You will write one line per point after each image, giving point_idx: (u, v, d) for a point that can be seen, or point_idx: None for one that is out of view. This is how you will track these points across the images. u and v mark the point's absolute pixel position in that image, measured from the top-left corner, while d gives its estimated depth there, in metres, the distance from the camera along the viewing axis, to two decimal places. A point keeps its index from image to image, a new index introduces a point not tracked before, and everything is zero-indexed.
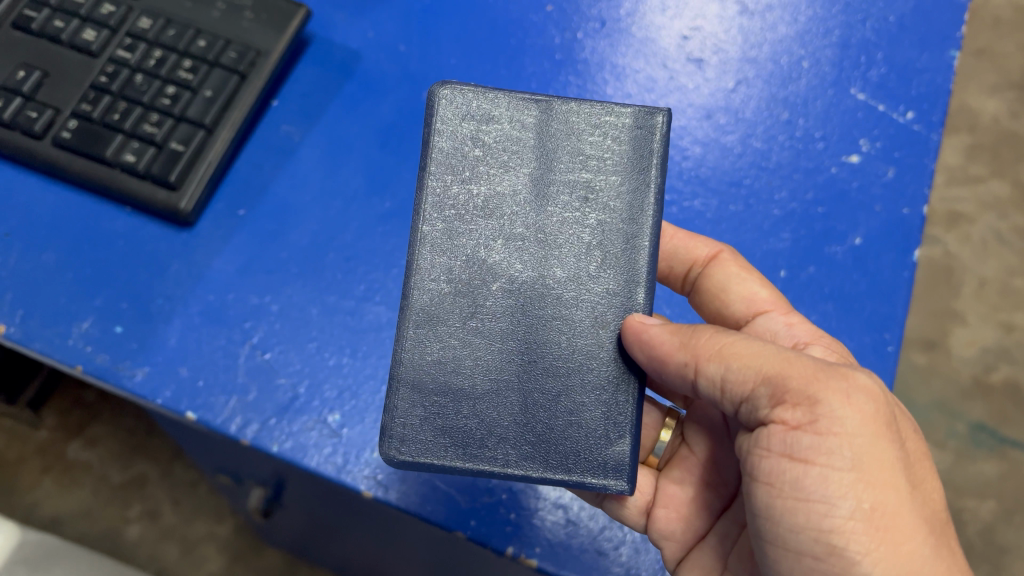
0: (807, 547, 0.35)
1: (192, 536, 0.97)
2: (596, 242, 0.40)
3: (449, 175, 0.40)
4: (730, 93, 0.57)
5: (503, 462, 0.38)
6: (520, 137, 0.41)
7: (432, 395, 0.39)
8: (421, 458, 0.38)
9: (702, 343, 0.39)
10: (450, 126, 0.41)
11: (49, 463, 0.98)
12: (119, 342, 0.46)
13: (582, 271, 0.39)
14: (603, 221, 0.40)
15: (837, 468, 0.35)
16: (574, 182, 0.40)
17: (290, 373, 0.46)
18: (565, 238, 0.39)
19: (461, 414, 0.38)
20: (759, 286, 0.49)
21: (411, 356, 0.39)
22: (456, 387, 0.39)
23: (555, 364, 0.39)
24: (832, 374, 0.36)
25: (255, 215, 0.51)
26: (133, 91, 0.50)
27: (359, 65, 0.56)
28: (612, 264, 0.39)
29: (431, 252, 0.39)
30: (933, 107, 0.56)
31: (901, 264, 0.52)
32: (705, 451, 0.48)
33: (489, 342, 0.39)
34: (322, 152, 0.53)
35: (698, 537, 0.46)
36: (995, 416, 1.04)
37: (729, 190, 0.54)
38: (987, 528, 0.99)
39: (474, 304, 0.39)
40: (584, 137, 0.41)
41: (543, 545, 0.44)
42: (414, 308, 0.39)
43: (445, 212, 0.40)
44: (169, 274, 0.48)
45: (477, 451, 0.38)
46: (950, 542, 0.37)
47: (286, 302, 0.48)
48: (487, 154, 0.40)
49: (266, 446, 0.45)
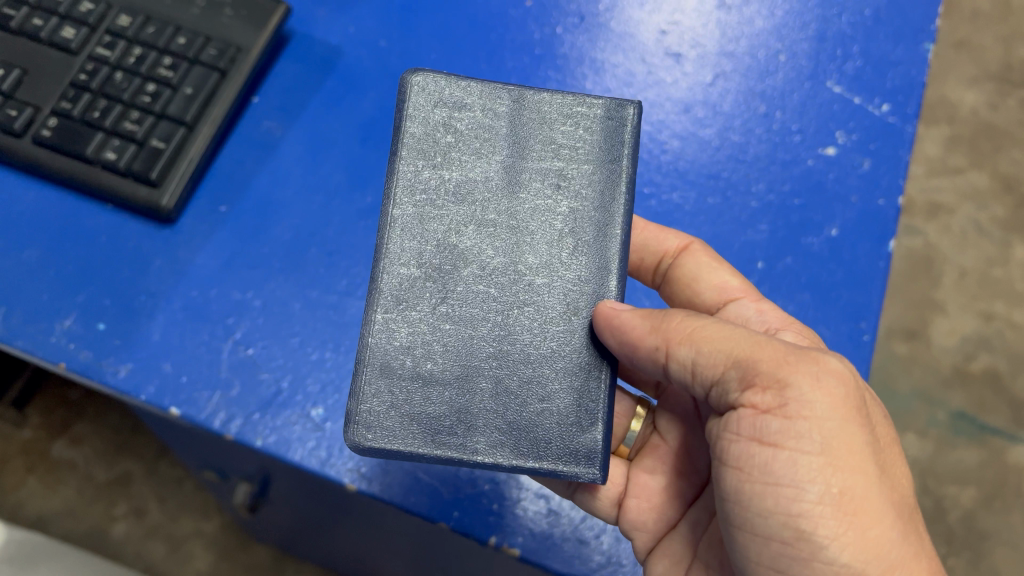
0: (776, 532, 0.36)
1: (178, 534, 0.97)
2: (568, 229, 0.40)
3: (420, 160, 0.41)
4: (708, 86, 0.57)
5: (473, 449, 0.38)
6: (491, 125, 0.41)
7: (400, 380, 0.39)
8: (389, 445, 0.38)
9: (673, 326, 0.40)
10: (421, 112, 0.41)
11: (34, 463, 0.98)
12: (103, 339, 0.46)
13: (554, 259, 0.40)
14: (575, 208, 0.40)
15: (806, 452, 0.36)
16: (546, 168, 0.41)
17: (272, 368, 0.47)
18: (536, 225, 0.40)
19: (429, 400, 0.38)
20: (730, 276, 0.50)
21: (379, 341, 0.39)
22: (425, 372, 0.39)
23: (526, 350, 0.39)
24: (802, 358, 0.37)
25: (236, 211, 0.51)
26: (114, 88, 0.50)
27: (339, 61, 0.56)
28: (584, 251, 0.40)
29: (401, 236, 0.40)
30: (908, 99, 0.57)
31: (876, 255, 0.52)
32: (676, 439, 0.49)
33: (460, 327, 0.39)
34: (302, 147, 0.53)
35: (669, 526, 0.47)
36: (975, 405, 1.05)
37: (707, 182, 0.54)
38: (967, 515, 1.00)
39: (444, 289, 0.40)
40: (556, 126, 0.42)
41: (525, 535, 0.45)
42: (384, 293, 0.39)
43: (416, 197, 0.40)
44: (151, 270, 0.49)
45: (446, 438, 0.38)
46: (917, 528, 0.38)
47: (268, 298, 0.48)
48: (459, 142, 0.41)
49: (249, 440, 0.45)
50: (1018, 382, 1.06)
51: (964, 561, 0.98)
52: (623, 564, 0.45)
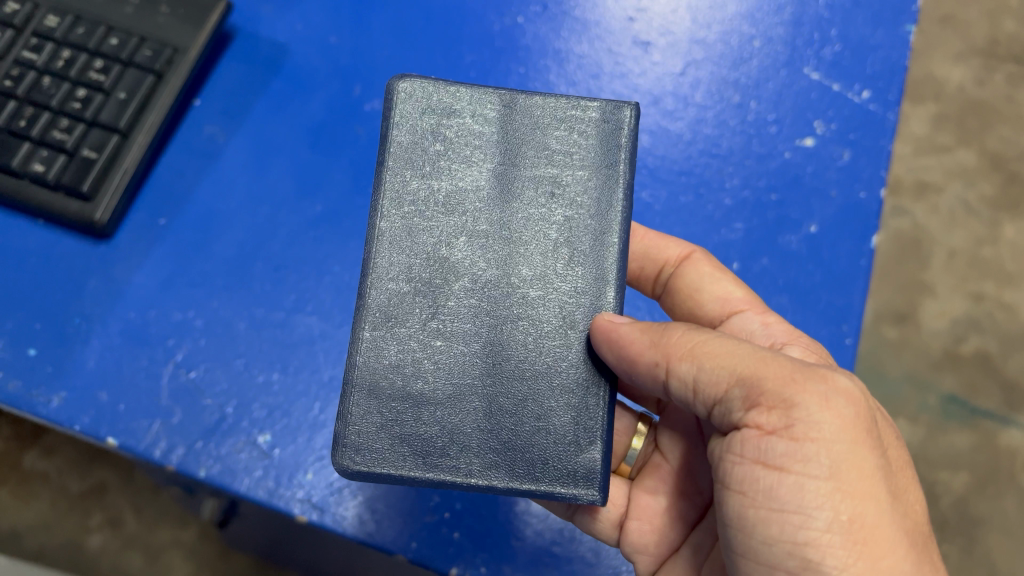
0: (780, 561, 0.33)
1: (155, 544, 0.87)
2: (564, 239, 0.37)
3: (408, 169, 0.37)
4: (679, 77, 0.54)
5: (466, 472, 0.34)
6: (482, 132, 0.38)
7: (389, 399, 0.35)
8: (377, 468, 0.34)
9: (674, 341, 0.36)
10: (409, 120, 0.38)
11: (4, 474, 0.86)
12: (34, 366, 0.43)
13: (549, 270, 0.36)
14: (570, 217, 0.37)
15: (814, 477, 0.32)
16: (541, 176, 0.37)
17: (216, 394, 0.44)
18: (531, 235, 0.37)
19: (420, 420, 0.35)
20: (733, 286, 0.47)
21: (367, 360, 0.35)
22: (414, 391, 0.35)
23: (521, 366, 0.35)
24: (812, 374, 0.34)
25: (176, 225, 0.48)
26: (41, 95, 0.47)
27: (286, 60, 0.53)
28: (580, 260, 0.36)
29: (389, 249, 0.36)
30: (890, 85, 0.54)
31: (858, 253, 0.49)
32: (679, 459, 0.44)
33: (453, 345, 0.36)
34: (247, 154, 0.50)
35: (672, 549, 0.42)
36: (966, 388, 0.99)
37: (679, 179, 0.51)
38: (959, 501, 0.95)
39: (435, 305, 0.36)
40: (549, 131, 0.38)
41: (487, 565, 0.42)
42: (371, 309, 0.36)
43: (404, 209, 0.37)
44: (86, 290, 0.45)
45: (438, 460, 0.35)
46: (932, 557, 0.34)
47: (211, 317, 0.45)
48: (449, 149, 0.38)
49: (192, 470, 0.42)
50: (1009, 363, 1.00)
51: (957, 548, 0.93)
52: None
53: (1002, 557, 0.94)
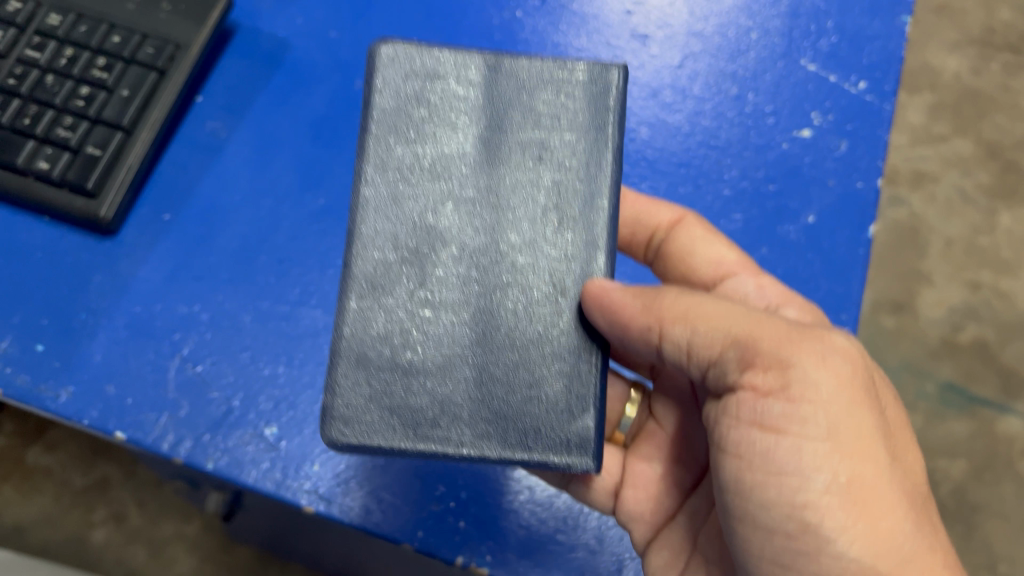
0: (779, 523, 0.33)
1: (157, 538, 0.87)
2: (552, 204, 0.37)
3: (393, 137, 0.38)
4: (676, 69, 0.55)
5: (458, 442, 0.35)
6: (466, 95, 0.38)
7: (377, 370, 0.36)
8: (368, 440, 0.35)
9: (667, 304, 0.37)
10: (392, 85, 0.38)
11: (7, 471, 0.87)
12: (41, 362, 0.44)
13: (537, 237, 0.37)
14: (558, 181, 0.37)
15: (811, 438, 0.33)
16: (528, 141, 0.37)
17: (222, 387, 0.44)
18: (519, 202, 0.37)
19: (408, 391, 0.35)
20: (727, 249, 0.47)
21: (355, 329, 0.36)
22: (403, 362, 0.36)
23: (511, 335, 0.36)
24: (805, 336, 0.35)
25: (180, 219, 0.48)
26: (45, 93, 0.47)
27: (287, 55, 0.53)
28: (569, 225, 0.37)
29: (375, 217, 0.37)
30: (886, 75, 0.55)
31: (856, 242, 0.50)
32: (674, 424, 0.46)
33: (442, 314, 0.36)
34: (249, 148, 0.50)
35: (668, 516, 0.43)
36: (964, 375, 1.00)
37: (678, 171, 0.52)
38: (958, 488, 0.96)
39: (422, 273, 0.36)
40: (536, 94, 0.38)
41: (493, 552, 0.43)
42: (358, 278, 0.36)
43: (390, 176, 0.37)
44: (92, 285, 0.46)
45: (428, 430, 0.35)
46: (932, 518, 0.34)
47: (216, 311, 0.46)
48: (434, 116, 0.38)
49: (200, 463, 0.43)
50: (1008, 351, 1.01)
51: (957, 535, 0.94)
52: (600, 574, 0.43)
53: (1002, 544, 0.94)
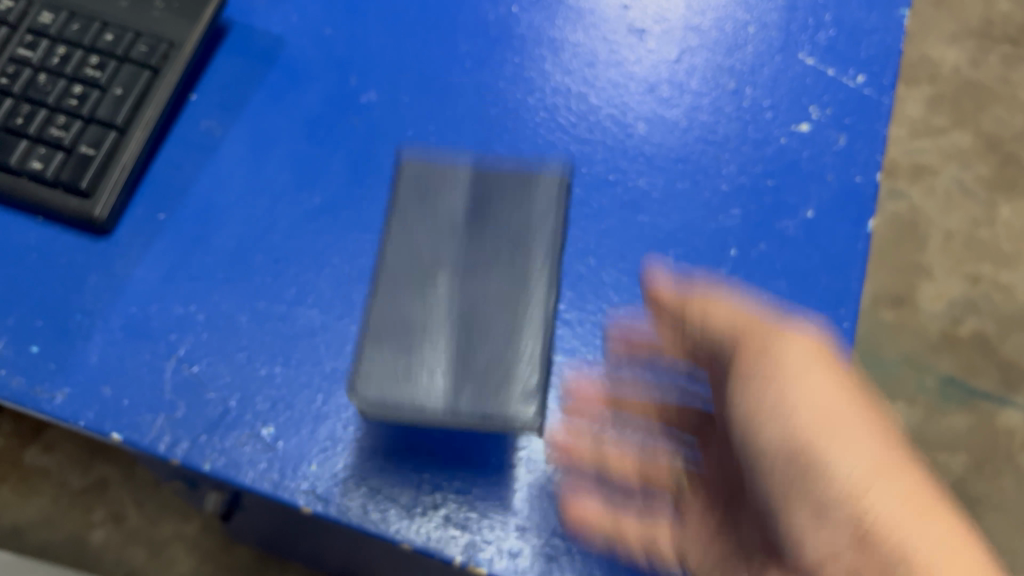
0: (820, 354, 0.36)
1: (157, 539, 0.89)
2: (519, 257, 0.44)
3: (416, 202, 0.45)
4: (674, 64, 0.54)
5: (440, 403, 0.40)
6: (460, 184, 0.45)
7: (399, 336, 0.41)
8: (380, 398, 0.40)
9: None
10: (412, 175, 0.45)
11: (7, 473, 0.90)
12: (37, 363, 0.44)
13: (519, 290, 0.43)
14: (527, 245, 0.44)
15: None
16: (510, 227, 0.44)
17: (219, 387, 0.44)
18: (502, 254, 0.44)
19: (425, 336, 0.41)
20: None
21: (382, 314, 0.42)
22: (419, 322, 0.42)
23: (491, 359, 0.41)
24: None
25: (176, 219, 0.48)
26: (38, 92, 0.47)
27: (282, 53, 0.53)
28: (536, 279, 0.43)
29: (394, 253, 0.44)
30: (884, 69, 0.54)
31: (854, 237, 0.50)
32: (686, 323, 0.45)
33: (438, 326, 0.42)
34: (244, 147, 0.50)
35: (744, 411, 0.44)
36: (963, 368, 1.00)
37: (676, 166, 0.51)
38: (959, 480, 0.96)
39: (424, 295, 0.42)
40: (522, 198, 0.45)
41: (492, 552, 0.42)
42: (382, 282, 0.43)
43: (404, 223, 0.44)
44: (88, 286, 0.46)
45: (421, 389, 0.40)
46: None
47: (212, 311, 0.46)
48: (441, 194, 0.45)
49: (197, 464, 0.43)
50: (1007, 345, 1.02)
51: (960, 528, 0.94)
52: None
53: (1001, 536, 0.93)
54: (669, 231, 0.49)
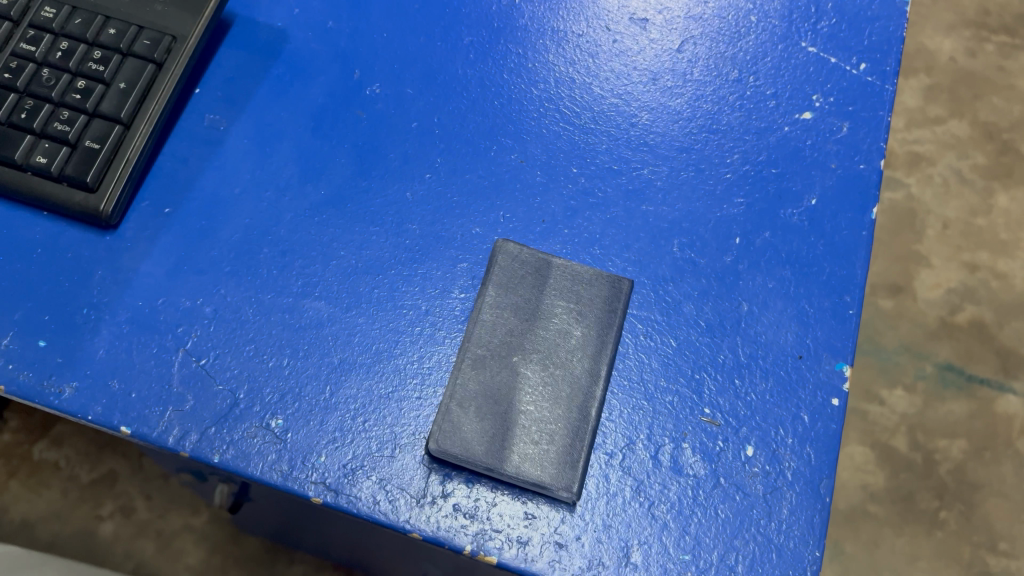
0: None
1: (167, 530, 0.97)
2: (572, 351, 0.44)
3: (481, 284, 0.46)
4: (676, 54, 0.54)
5: (482, 456, 0.42)
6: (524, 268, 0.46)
7: (483, 402, 0.43)
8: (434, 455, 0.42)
9: None
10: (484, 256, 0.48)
11: (17, 466, 0.98)
12: (43, 357, 0.44)
13: (565, 367, 0.44)
14: (577, 345, 0.44)
15: None
16: (563, 324, 0.45)
17: (227, 379, 0.44)
18: (554, 340, 0.44)
19: (506, 406, 0.43)
20: None
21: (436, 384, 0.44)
22: (500, 395, 0.43)
23: (534, 455, 0.42)
24: None
25: (181, 214, 0.48)
26: (40, 86, 0.46)
27: (285, 46, 0.53)
28: (586, 383, 0.43)
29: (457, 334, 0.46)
30: (887, 56, 0.55)
31: (859, 224, 0.50)
32: None
33: (488, 410, 0.43)
34: (248, 140, 0.50)
35: None
36: (962, 356, 1.16)
37: (679, 155, 0.52)
38: (957, 466, 1.11)
39: (480, 363, 0.44)
40: (576, 304, 0.45)
41: (502, 539, 0.42)
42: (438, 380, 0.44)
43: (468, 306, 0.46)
44: (94, 280, 0.46)
45: (467, 439, 0.42)
46: None
47: (220, 304, 0.46)
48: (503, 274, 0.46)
49: (206, 456, 0.43)
50: (1003, 330, 1.18)
51: (957, 513, 1.08)
52: (607, 565, 0.41)
53: (1003, 521, 1.08)
54: (673, 220, 0.50)
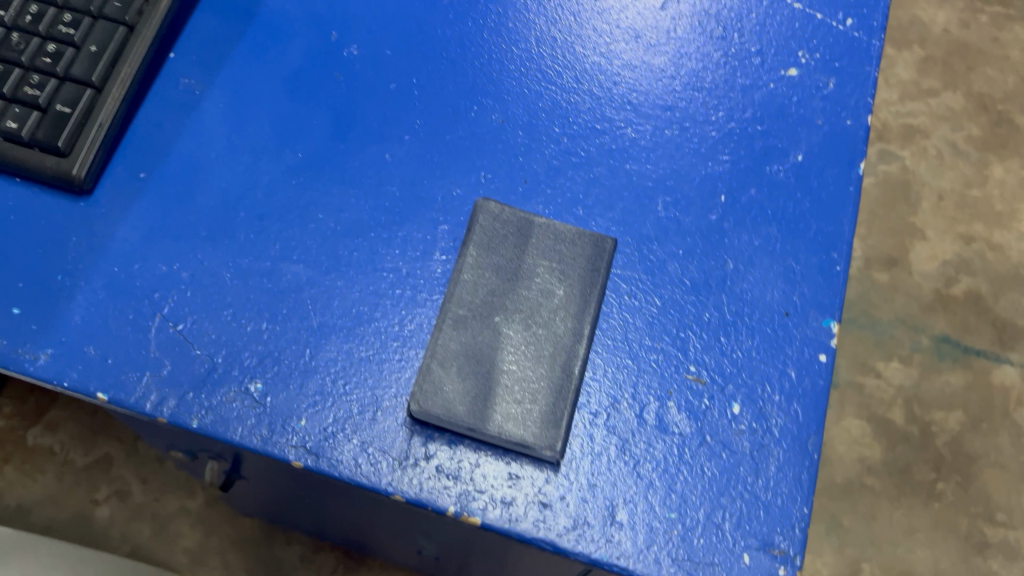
0: None
1: (163, 513, 0.97)
2: (555, 309, 0.43)
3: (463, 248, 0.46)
4: (659, 12, 0.54)
5: (464, 413, 0.41)
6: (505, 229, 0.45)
7: (466, 360, 0.42)
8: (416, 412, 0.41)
9: None
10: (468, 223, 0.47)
11: (12, 451, 0.98)
12: (18, 324, 0.43)
13: (547, 324, 0.43)
14: (561, 303, 0.43)
15: None
16: (546, 281, 0.44)
17: (206, 344, 0.43)
18: (536, 297, 0.43)
19: (489, 364, 0.42)
20: None
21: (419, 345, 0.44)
22: (483, 352, 0.42)
23: (517, 412, 0.41)
24: None
25: (156, 178, 0.47)
26: (10, 50, 0.46)
27: (261, 10, 0.52)
28: (570, 340, 0.43)
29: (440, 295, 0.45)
30: (873, 12, 0.54)
31: (846, 179, 0.49)
32: None
33: (469, 367, 0.42)
34: (224, 104, 0.49)
35: None
36: (957, 328, 1.16)
37: (662, 114, 0.51)
38: (954, 438, 1.10)
39: (462, 321, 0.43)
40: (560, 262, 0.45)
41: (485, 500, 0.41)
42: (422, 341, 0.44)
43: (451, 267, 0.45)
44: (68, 246, 0.45)
45: (447, 398, 0.41)
46: None
47: (197, 269, 0.45)
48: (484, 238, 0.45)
49: (185, 421, 0.42)
50: (998, 301, 1.18)
51: (954, 484, 1.08)
52: (592, 524, 0.41)
53: (1001, 494, 1.08)
54: (658, 179, 0.49)
